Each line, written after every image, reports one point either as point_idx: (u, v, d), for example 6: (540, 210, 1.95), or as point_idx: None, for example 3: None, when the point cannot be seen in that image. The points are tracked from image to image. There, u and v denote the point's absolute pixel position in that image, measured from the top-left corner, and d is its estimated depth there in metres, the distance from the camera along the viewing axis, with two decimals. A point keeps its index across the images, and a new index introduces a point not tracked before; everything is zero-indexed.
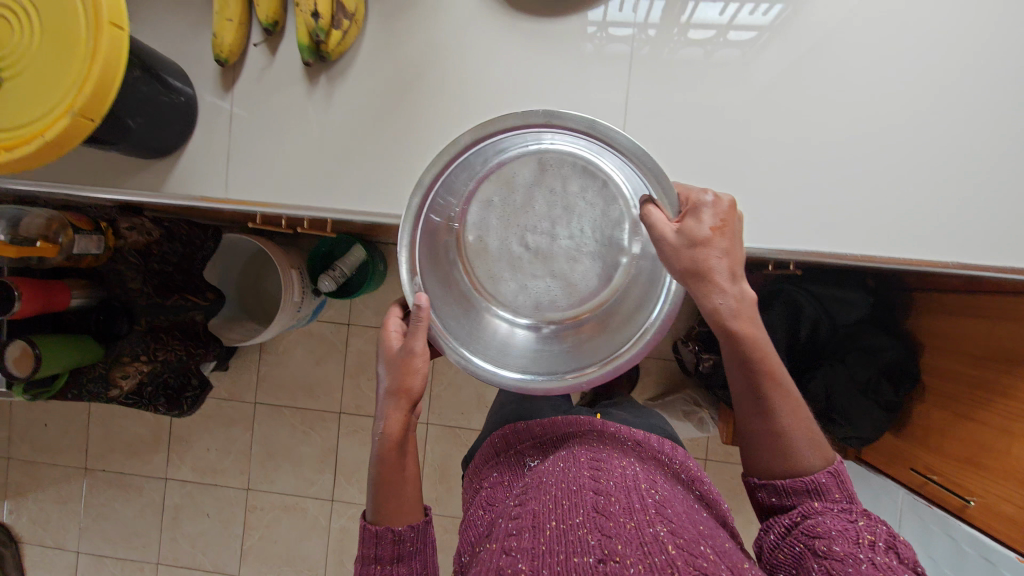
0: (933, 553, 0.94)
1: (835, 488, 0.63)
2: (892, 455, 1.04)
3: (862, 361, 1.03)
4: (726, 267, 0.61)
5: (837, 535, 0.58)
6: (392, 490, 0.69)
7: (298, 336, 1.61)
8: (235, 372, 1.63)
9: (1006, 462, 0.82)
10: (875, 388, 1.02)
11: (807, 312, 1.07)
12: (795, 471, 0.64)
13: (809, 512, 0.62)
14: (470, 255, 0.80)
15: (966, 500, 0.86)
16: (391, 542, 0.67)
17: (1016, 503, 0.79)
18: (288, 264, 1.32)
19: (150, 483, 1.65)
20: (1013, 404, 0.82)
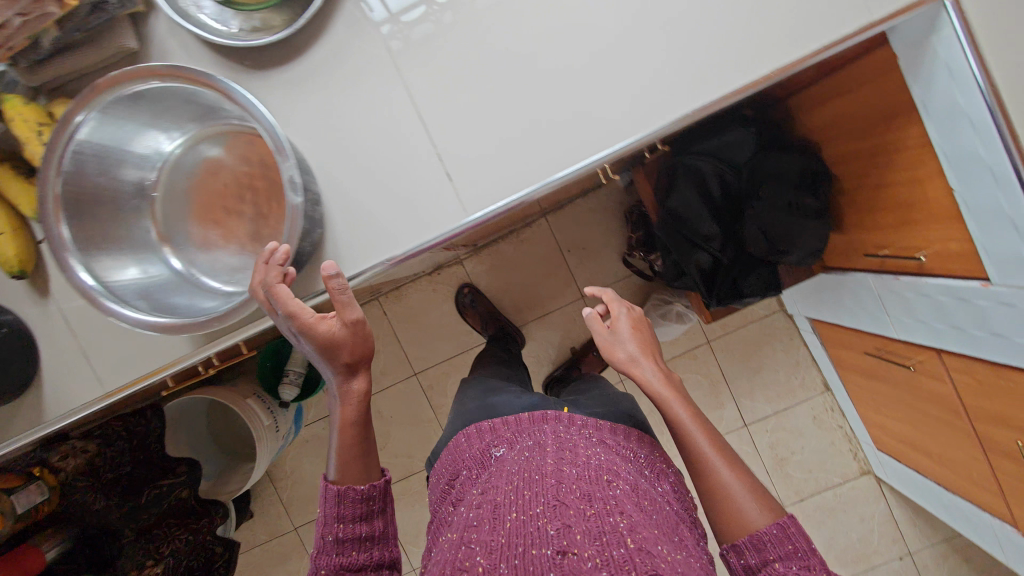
0: (921, 315, 0.94)
1: (787, 541, 0.56)
2: (849, 249, 1.05)
3: (780, 186, 1.02)
4: (640, 344, 0.76)
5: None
6: (360, 464, 0.65)
7: (297, 447, 1.61)
8: (262, 511, 1.63)
9: (928, 206, 0.80)
10: (800, 202, 1.02)
11: (705, 170, 1.07)
12: (750, 531, 0.58)
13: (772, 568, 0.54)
14: (159, 222, 0.71)
15: (918, 258, 0.87)
16: (356, 500, 0.62)
17: (958, 238, 0.78)
18: (243, 395, 1.32)
19: None
20: (908, 154, 0.80)
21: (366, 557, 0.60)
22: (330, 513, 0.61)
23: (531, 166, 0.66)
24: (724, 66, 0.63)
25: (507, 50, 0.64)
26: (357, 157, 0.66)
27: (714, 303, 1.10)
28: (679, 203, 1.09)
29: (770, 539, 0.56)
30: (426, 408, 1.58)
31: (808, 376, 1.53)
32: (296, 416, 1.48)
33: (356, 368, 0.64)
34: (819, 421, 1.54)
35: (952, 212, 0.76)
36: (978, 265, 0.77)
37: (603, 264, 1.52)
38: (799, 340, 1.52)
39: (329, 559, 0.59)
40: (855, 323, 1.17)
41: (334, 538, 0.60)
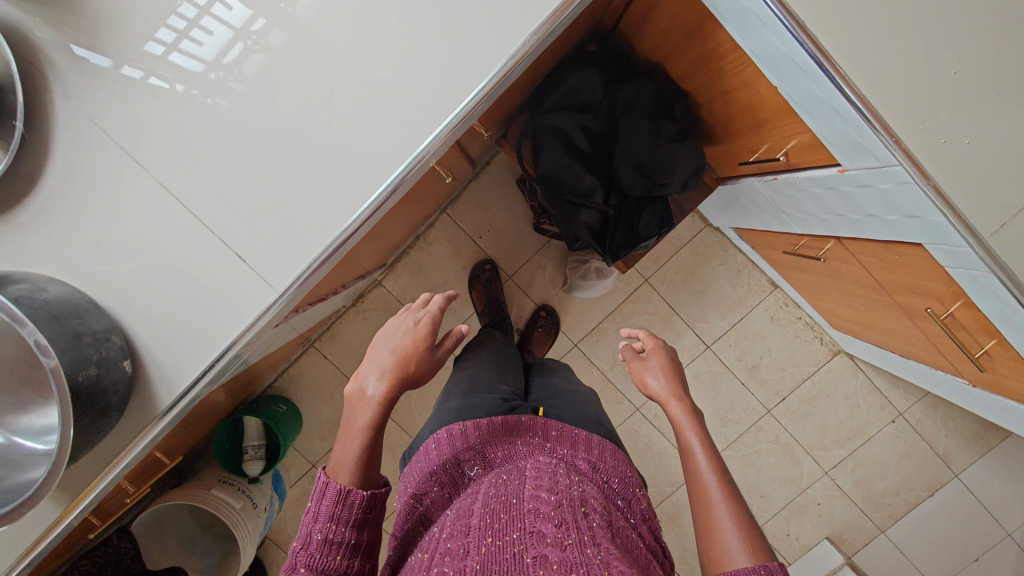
0: (808, 209, 0.90)
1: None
2: (729, 158, 1.00)
3: (637, 121, 0.96)
4: (667, 378, 0.75)
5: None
6: (373, 466, 0.61)
7: (292, 509, 1.59)
8: None
9: (767, 105, 0.75)
10: (661, 133, 0.96)
11: (563, 125, 1.00)
12: (740, 563, 0.53)
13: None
14: None
15: (777, 159, 0.84)
16: (358, 507, 0.57)
17: (802, 131, 0.73)
18: (206, 487, 1.30)
19: None
20: (729, 57, 0.75)
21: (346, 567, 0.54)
22: (321, 514, 0.56)
23: (322, 224, 0.72)
24: (458, 83, 0.69)
25: (256, 127, 0.69)
26: (154, 270, 0.70)
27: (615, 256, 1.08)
28: (549, 167, 1.02)
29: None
30: (399, 433, 1.55)
31: (753, 281, 1.49)
32: (276, 481, 1.46)
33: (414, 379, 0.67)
34: (778, 319, 1.51)
35: (787, 106, 0.71)
36: (827, 153, 0.72)
37: (519, 238, 1.47)
38: (733, 249, 1.48)
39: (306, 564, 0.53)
40: (765, 225, 1.14)
41: (319, 542, 0.54)
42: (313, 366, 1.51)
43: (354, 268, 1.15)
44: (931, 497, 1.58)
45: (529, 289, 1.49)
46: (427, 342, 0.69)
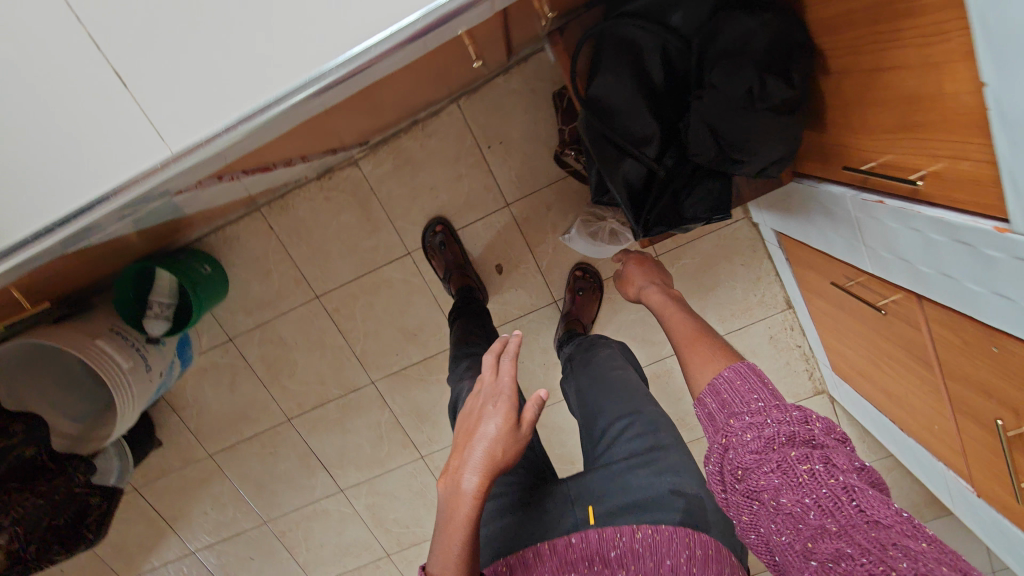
0: (904, 252, 0.71)
1: (762, 394, 0.58)
2: (828, 155, 0.78)
3: (735, 66, 0.71)
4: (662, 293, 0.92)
5: (793, 483, 0.49)
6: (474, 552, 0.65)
7: (196, 377, 1.42)
8: (171, 440, 1.49)
9: (943, 106, 0.53)
10: (761, 93, 0.71)
11: (642, 42, 0.78)
12: (709, 382, 0.65)
13: (734, 432, 0.56)
14: None
15: (913, 184, 0.62)
16: None
17: (976, 157, 0.52)
18: (93, 334, 1.09)
19: (184, 560, 1.65)
20: (927, 19, 0.51)
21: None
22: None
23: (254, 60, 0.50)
24: None
25: None
26: None
27: (645, 233, 0.85)
28: (604, 92, 0.81)
29: (741, 389, 0.60)
30: (334, 334, 1.37)
31: (769, 293, 1.29)
32: (181, 347, 1.28)
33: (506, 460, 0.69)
34: (776, 340, 1.34)
35: (977, 116, 0.49)
36: (996, 198, 0.52)
37: (532, 161, 1.20)
38: (763, 252, 1.26)
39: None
40: (825, 245, 0.93)
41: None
42: (253, 233, 1.28)
43: (321, 134, 0.89)
44: None
45: (525, 225, 1.26)
46: (510, 426, 0.70)
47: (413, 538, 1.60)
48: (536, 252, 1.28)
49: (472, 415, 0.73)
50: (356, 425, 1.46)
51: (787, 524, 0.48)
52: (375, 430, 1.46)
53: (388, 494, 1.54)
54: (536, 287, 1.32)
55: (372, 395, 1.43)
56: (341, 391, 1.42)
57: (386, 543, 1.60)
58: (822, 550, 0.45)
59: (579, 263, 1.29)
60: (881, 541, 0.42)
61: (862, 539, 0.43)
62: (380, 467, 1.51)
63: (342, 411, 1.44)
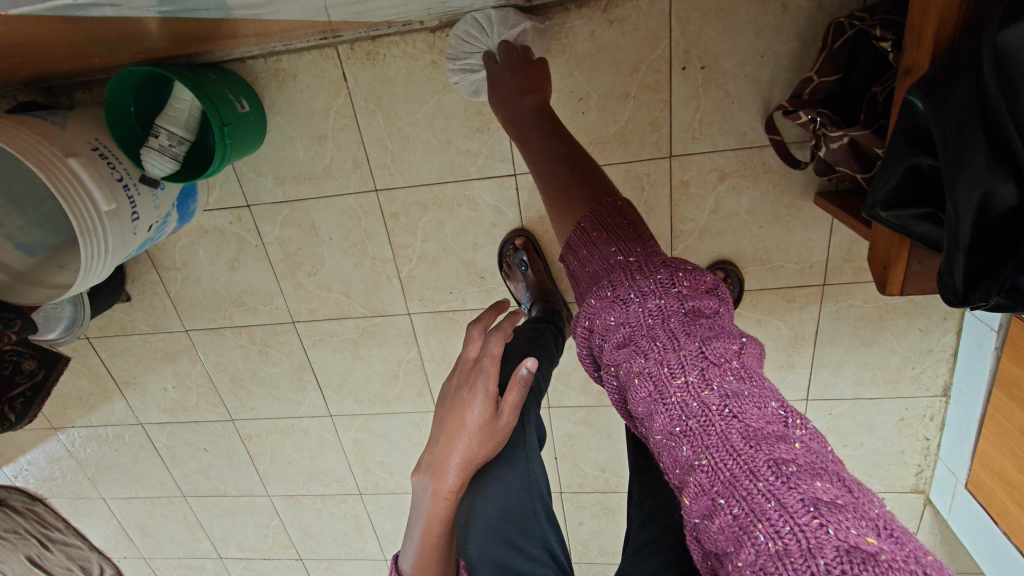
0: None
1: (618, 273, 0.47)
2: None
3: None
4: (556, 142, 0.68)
5: (661, 398, 0.40)
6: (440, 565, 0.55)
7: (190, 237, 1.09)
8: (142, 300, 1.19)
9: None
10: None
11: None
12: (570, 240, 0.53)
13: (602, 321, 0.46)
14: None
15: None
16: None
17: None
18: (63, 149, 0.74)
19: (127, 429, 1.41)
20: None
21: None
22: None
23: None
24: None
25: None
26: None
27: (976, 307, 0.53)
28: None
29: (604, 254, 0.49)
30: (380, 244, 1.05)
31: (930, 372, 1.02)
32: (184, 197, 0.95)
33: (486, 452, 0.57)
34: (903, 426, 1.09)
35: None
36: None
37: (730, 109, 0.85)
38: (953, 324, 0.97)
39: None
40: None
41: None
42: (315, 78, 0.91)
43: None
44: None
45: (679, 191, 0.93)
46: (490, 413, 0.57)
47: (391, 487, 1.39)
48: (676, 230, 0.96)
49: (450, 400, 0.59)
50: (371, 354, 1.18)
51: (665, 451, 0.41)
52: (392, 366, 1.20)
53: (382, 437, 1.31)
54: None
55: (403, 329, 1.14)
56: (366, 312, 1.13)
57: (360, 482, 1.39)
58: (692, 487, 0.38)
59: (721, 261, 0.97)
60: (749, 467, 0.35)
61: (731, 467, 0.36)
62: (383, 407, 1.26)
63: (360, 333, 1.16)
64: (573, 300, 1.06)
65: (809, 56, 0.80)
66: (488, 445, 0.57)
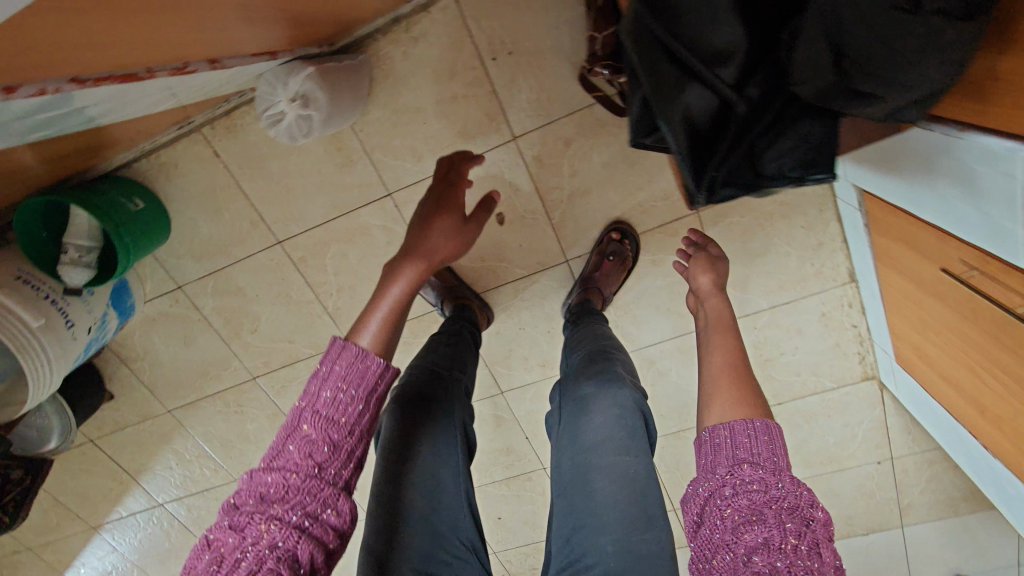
0: None
1: (766, 449, 0.50)
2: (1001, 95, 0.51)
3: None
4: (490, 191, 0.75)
5: (769, 545, 0.44)
6: (391, 335, 0.55)
7: (143, 327, 1.22)
8: (124, 393, 1.32)
9: None
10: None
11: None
12: (726, 419, 0.54)
13: (737, 479, 0.49)
14: None
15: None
16: (359, 376, 0.50)
17: None
18: None
19: (152, 512, 1.54)
20: None
21: (273, 542, 0.43)
22: (314, 402, 0.49)
23: None
24: None
25: None
26: None
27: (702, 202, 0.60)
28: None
29: (758, 443, 0.50)
30: (301, 287, 1.15)
31: (829, 263, 1.06)
32: (117, 295, 1.07)
33: (457, 234, 0.67)
34: (828, 320, 1.12)
35: None
36: None
37: (548, 81, 0.92)
38: (831, 213, 1.01)
39: (244, 508, 0.45)
40: (945, 221, 0.68)
41: (276, 468, 0.47)
42: (193, 162, 1.02)
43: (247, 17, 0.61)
44: (863, 534, 1.43)
45: (535, 165, 1.00)
46: (459, 216, 0.69)
47: None
48: (547, 200, 1.03)
49: (418, 211, 0.70)
50: None
51: None
52: None
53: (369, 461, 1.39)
54: (544, 242, 1.08)
55: None
56: (311, 351, 1.23)
57: None
58: None
59: (616, 222, 1.04)
60: None
61: None
62: None
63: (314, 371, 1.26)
64: (485, 289, 1.14)
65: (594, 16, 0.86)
66: (458, 234, 0.67)
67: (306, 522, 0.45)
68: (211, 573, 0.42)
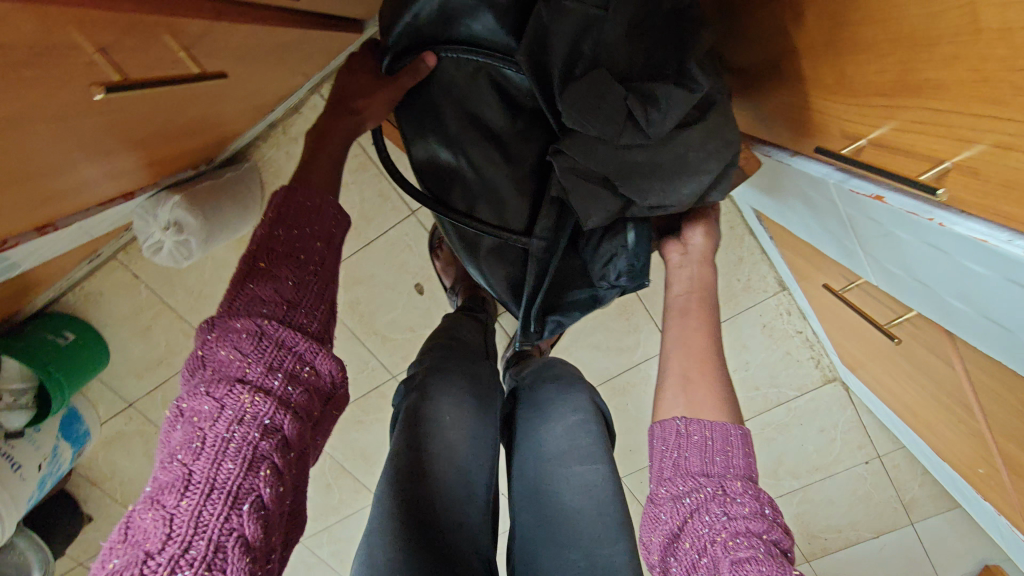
0: (918, 270, 0.45)
1: (743, 457, 0.47)
2: (800, 121, 0.51)
3: (594, 92, 0.50)
4: None
5: (766, 568, 0.38)
6: (322, 195, 0.46)
7: (104, 447, 1.24)
8: (100, 515, 1.34)
9: (959, 62, 0.29)
10: (648, 119, 0.51)
11: (450, 79, 0.57)
12: (711, 420, 0.49)
13: (729, 500, 0.43)
14: None
15: (935, 193, 0.35)
16: (295, 235, 0.43)
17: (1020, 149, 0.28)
18: None
19: None
20: None
21: (256, 414, 0.37)
22: (268, 237, 0.43)
23: None
24: None
25: None
26: None
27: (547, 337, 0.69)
28: (432, 160, 0.60)
29: (739, 463, 0.46)
30: None
31: (755, 275, 1.05)
32: (66, 425, 1.10)
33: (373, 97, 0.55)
34: (771, 331, 1.09)
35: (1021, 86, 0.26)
36: None
37: None
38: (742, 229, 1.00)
39: (214, 368, 0.38)
40: (812, 238, 0.66)
41: (242, 311, 0.40)
42: (119, 285, 1.06)
43: (110, 182, 0.66)
44: (872, 540, 1.31)
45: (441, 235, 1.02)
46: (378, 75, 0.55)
47: None
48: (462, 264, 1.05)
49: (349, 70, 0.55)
50: None
51: None
52: None
53: None
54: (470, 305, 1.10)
55: None
56: None
57: None
58: None
59: None
60: None
61: None
62: None
63: None
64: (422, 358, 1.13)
65: None
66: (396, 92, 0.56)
67: (288, 388, 0.39)
68: (186, 448, 0.35)
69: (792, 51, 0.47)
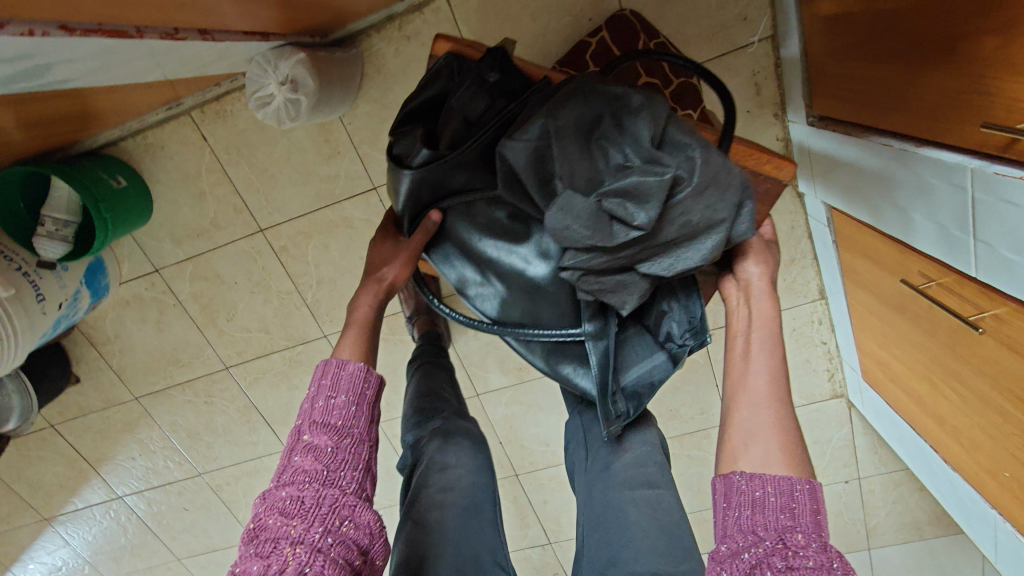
0: None
1: (812, 515, 0.49)
2: (960, 108, 0.54)
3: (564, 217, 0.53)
4: None
5: None
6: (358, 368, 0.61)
7: (116, 309, 1.21)
8: (91, 378, 1.30)
9: None
10: (631, 216, 0.51)
11: (462, 212, 0.68)
12: (778, 478, 0.51)
13: (791, 555, 0.45)
14: None
15: None
16: (333, 413, 0.57)
17: None
18: None
19: (110, 504, 1.49)
20: None
21: (300, 564, 0.47)
22: (311, 417, 0.57)
23: None
24: None
25: None
26: None
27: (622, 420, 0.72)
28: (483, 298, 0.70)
29: (806, 521, 0.48)
30: (280, 276, 1.15)
31: (800, 279, 1.09)
32: (91, 274, 1.06)
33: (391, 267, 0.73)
34: (798, 335, 1.15)
35: None
36: None
37: None
38: (803, 231, 1.04)
39: (267, 533, 0.49)
40: (903, 232, 0.72)
41: (288, 483, 0.52)
42: (180, 143, 1.03)
43: (241, 10, 0.63)
44: None
45: None
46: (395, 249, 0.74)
47: None
48: None
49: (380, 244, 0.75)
50: (303, 382, 1.26)
51: None
52: None
53: None
54: None
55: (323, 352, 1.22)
56: (288, 342, 1.22)
57: None
58: None
59: None
60: None
61: None
62: None
63: (289, 364, 1.25)
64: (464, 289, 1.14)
65: (581, 26, 0.90)
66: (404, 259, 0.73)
67: (327, 540, 0.49)
68: None
69: (982, 34, 0.49)
